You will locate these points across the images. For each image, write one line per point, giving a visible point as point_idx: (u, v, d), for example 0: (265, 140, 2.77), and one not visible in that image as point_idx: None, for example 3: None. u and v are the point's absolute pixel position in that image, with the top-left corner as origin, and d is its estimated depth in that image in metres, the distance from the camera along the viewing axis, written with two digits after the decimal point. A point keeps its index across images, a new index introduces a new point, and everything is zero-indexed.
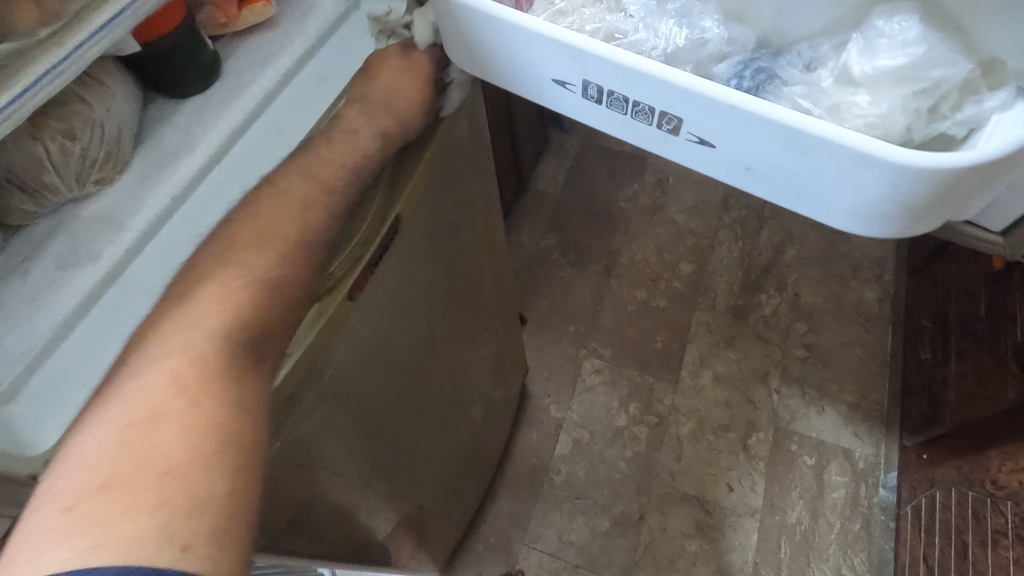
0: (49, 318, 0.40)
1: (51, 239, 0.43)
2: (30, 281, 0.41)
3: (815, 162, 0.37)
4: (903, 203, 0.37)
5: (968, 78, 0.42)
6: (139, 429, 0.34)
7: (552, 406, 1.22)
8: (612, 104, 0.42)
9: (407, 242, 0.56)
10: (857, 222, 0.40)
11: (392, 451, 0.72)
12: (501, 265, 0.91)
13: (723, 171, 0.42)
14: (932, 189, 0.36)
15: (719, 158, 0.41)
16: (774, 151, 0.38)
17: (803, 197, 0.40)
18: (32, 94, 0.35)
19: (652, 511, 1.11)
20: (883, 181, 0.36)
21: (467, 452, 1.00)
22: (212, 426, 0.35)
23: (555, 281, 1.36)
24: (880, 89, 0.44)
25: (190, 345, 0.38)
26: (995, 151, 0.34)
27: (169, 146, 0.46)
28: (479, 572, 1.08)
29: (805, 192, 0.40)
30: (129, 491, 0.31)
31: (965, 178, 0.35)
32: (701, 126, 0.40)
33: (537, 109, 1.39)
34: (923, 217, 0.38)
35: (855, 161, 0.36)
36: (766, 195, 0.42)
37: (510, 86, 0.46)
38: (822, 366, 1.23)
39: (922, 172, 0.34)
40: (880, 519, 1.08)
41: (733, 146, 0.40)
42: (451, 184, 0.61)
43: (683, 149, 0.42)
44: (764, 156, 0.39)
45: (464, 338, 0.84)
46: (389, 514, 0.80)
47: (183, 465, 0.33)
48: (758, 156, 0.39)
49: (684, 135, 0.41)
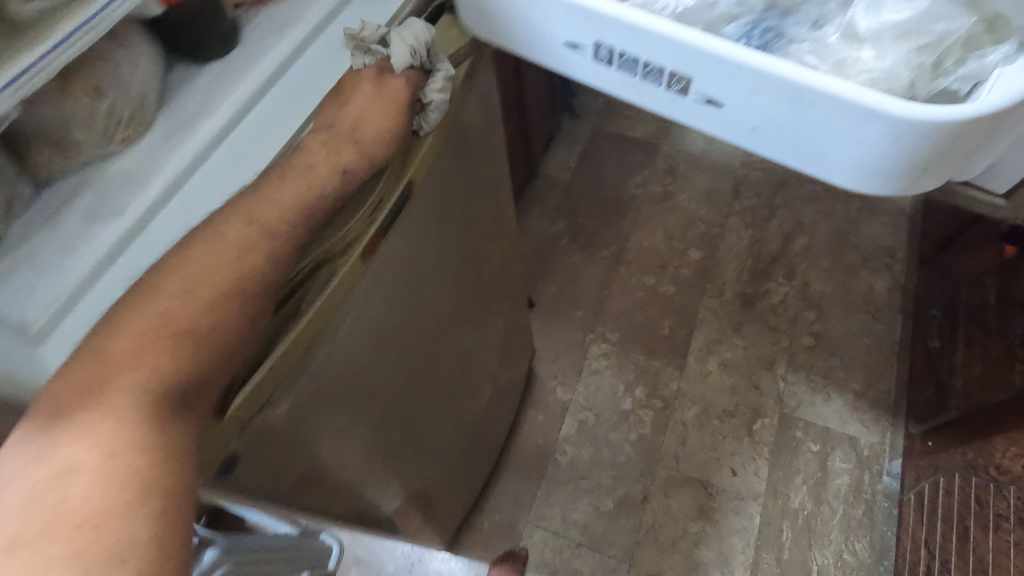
0: (75, 269, 0.35)
1: (78, 192, 0.38)
2: (53, 232, 0.36)
3: (819, 118, 0.38)
4: (904, 158, 0.38)
5: (970, 33, 0.43)
6: (50, 482, 0.31)
7: (558, 388, 1.23)
8: (622, 66, 0.43)
9: (423, 216, 0.56)
10: (858, 179, 0.41)
11: (402, 425, 0.73)
12: (511, 247, 0.92)
13: (728, 131, 0.43)
14: (933, 143, 0.37)
15: (726, 118, 0.42)
16: (779, 109, 0.39)
17: (806, 155, 0.41)
18: (58, 56, 0.32)
19: (656, 493, 1.12)
20: (885, 135, 0.37)
21: (474, 430, 1.02)
22: (131, 476, 0.31)
23: (564, 265, 1.37)
24: (885, 44, 0.43)
25: (95, 385, 0.33)
26: (994, 104, 0.35)
27: (200, 95, 0.40)
28: (484, 548, 1.10)
29: (810, 150, 0.41)
30: (42, 548, 0.29)
31: (965, 132, 0.36)
32: (709, 86, 0.40)
33: (549, 94, 1.40)
34: (923, 172, 0.39)
35: (859, 117, 0.37)
36: (770, 155, 0.43)
37: (519, 49, 0.47)
38: (830, 354, 1.23)
39: (923, 125, 0.35)
40: (883, 506, 1.08)
41: (739, 105, 0.40)
42: (464, 161, 0.62)
43: (690, 109, 0.43)
44: (769, 115, 0.40)
45: (473, 319, 0.85)
46: (395, 487, 0.81)
47: (101, 516, 0.30)
48: (763, 114, 0.40)
49: (693, 96, 0.42)
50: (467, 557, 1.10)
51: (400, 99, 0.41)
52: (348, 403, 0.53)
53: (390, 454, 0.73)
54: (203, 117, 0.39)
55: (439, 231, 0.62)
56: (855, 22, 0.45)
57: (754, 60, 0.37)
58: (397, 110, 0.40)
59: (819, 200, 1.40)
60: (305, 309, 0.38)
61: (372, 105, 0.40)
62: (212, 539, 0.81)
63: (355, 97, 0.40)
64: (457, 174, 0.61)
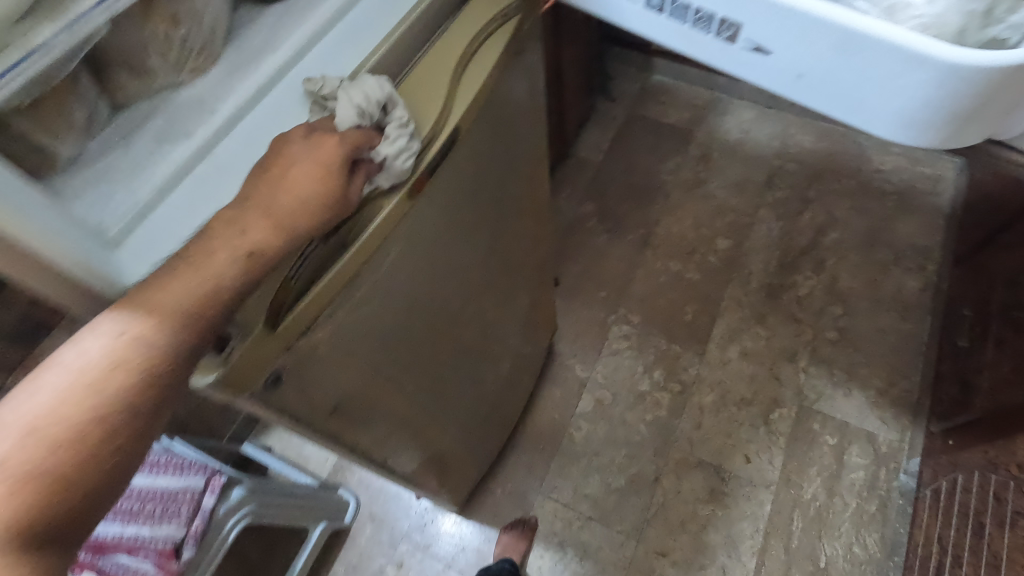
0: (150, 183, 0.35)
1: (148, 121, 0.38)
2: (131, 152, 0.37)
3: (863, 63, 0.42)
4: (937, 105, 0.42)
5: None
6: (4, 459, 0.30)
7: (577, 365, 1.25)
8: (681, 16, 0.48)
9: (466, 174, 0.58)
10: (898, 125, 0.45)
11: (430, 384, 0.75)
12: (543, 220, 0.93)
13: (776, 77, 0.48)
14: (973, 90, 0.40)
15: (775, 65, 0.47)
16: (827, 55, 0.44)
17: (852, 101, 0.46)
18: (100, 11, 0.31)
19: (668, 474, 1.13)
20: (926, 80, 0.41)
21: (494, 399, 1.04)
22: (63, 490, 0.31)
23: (590, 246, 1.38)
24: None
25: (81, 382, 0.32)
26: None
27: (260, 40, 0.42)
28: (495, 515, 1.12)
29: (852, 97, 0.45)
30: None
31: (1005, 81, 0.39)
32: (759, 33, 0.45)
33: (586, 75, 1.40)
34: (960, 121, 0.43)
35: (897, 62, 0.41)
36: (816, 101, 0.47)
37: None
38: (854, 350, 1.22)
39: (965, 71, 0.39)
40: (897, 503, 1.08)
41: (786, 51, 0.45)
42: (507, 127, 0.64)
43: (738, 55, 0.48)
44: (817, 61, 0.44)
45: (502, 289, 0.87)
46: (412, 451, 0.84)
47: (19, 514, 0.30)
48: (808, 61, 0.45)
49: (744, 44, 0.47)
50: (478, 522, 1.12)
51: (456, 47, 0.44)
52: (380, 347, 0.54)
53: (415, 409, 0.75)
54: (268, 55, 0.41)
55: (476, 192, 0.63)
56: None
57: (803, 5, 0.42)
58: (332, 173, 0.36)
59: (853, 196, 1.38)
60: (351, 240, 0.39)
61: (305, 165, 0.35)
62: (239, 480, 0.85)
63: (285, 157, 0.36)
64: (498, 134, 0.62)
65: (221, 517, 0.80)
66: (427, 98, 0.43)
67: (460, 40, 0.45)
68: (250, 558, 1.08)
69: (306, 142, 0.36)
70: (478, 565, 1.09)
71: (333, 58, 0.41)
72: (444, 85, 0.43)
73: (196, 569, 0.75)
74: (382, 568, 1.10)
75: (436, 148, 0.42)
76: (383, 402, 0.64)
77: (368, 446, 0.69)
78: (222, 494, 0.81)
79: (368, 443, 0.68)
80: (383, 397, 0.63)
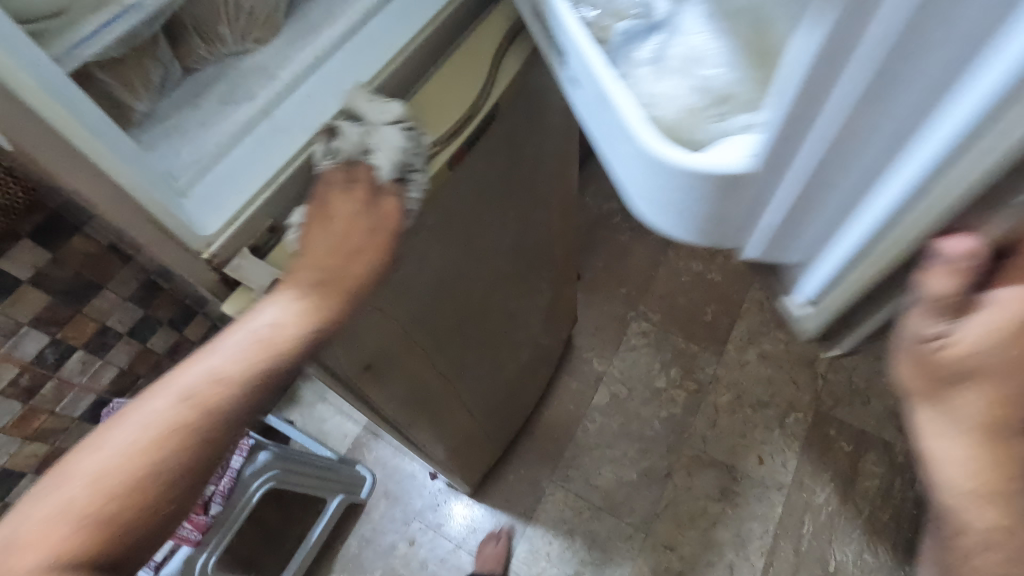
0: (214, 140, 0.38)
1: (214, 83, 0.42)
2: (199, 111, 0.40)
3: (601, 117, 0.35)
4: (657, 196, 0.34)
5: (739, 90, 0.34)
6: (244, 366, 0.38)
7: (594, 358, 1.26)
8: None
9: (497, 149, 0.60)
10: (639, 202, 0.37)
11: (456, 351, 0.77)
12: (570, 209, 0.95)
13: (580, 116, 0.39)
14: (669, 190, 0.32)
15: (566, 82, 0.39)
16: (587, 90, 0.35)
17: (606, 152, 0.37)
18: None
19: (680, 471, 1.14)
20: (634, 159, 0.33)
21: (511, 384, 1.06)
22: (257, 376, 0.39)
23: (613, 243, 1.39)
24: (671, 74, 0.36)
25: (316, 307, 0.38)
26: (714, 166, 0.30)
27: (321, 15, 0.45)
28: (507, 500, 1.14)
29: (608, 151, 0.37)
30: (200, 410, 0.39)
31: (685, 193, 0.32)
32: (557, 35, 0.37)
33: None
34: (675, 221, 0.35)
35: (615, 126, 0.33)
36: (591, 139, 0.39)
37: None
38: (876, 359, 1.21)
39: (653, 159, 0.31)
40: (912, 513, 1.07)
41: (582, 89, 0.36)
42: (541, 108, 0.65)
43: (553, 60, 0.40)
44: (586, 92, 0.36)
45: (528, 268, 0.88)
46: (429, 427, 0.86)
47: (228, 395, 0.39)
48: (581, 90, 0.36)
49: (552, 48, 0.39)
50: (489, 506, 1.14)
51: (496, 31, 0.46)
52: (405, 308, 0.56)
53: (438, 384, 0.78)
54: (326, 26, 0.44)
55: (506, 173, 0.64)
56: (673, 47, 0.36)
57: (583, 52, 0.34)
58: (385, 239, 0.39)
59: None
60: None
61: (362, 232, 0.38)
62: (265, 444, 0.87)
63: (347, 221, 0.38)
64: (531, 118, 0.64)
65: (247, 478, 0.83)
66: (471, 73, 0.45)
67: (492, 34, 0.46)
68: (268, 524, 1.12)
69: (368, 207, 0.38)
70: (488, 547, 1.11)
71: (388, 34, 0.43)
72: (486, 67, 0.45)
73: (221, 525, 0.78)
74: (394, 544, 1.13)
75: (476, 123, 0.43)
76: (410, 363, 0.66)
77: (393, 407, 0.71)
78: (250, 456, 0.84)
79: (394, 403, 0.70)
80: (411, 357, 0.65)
